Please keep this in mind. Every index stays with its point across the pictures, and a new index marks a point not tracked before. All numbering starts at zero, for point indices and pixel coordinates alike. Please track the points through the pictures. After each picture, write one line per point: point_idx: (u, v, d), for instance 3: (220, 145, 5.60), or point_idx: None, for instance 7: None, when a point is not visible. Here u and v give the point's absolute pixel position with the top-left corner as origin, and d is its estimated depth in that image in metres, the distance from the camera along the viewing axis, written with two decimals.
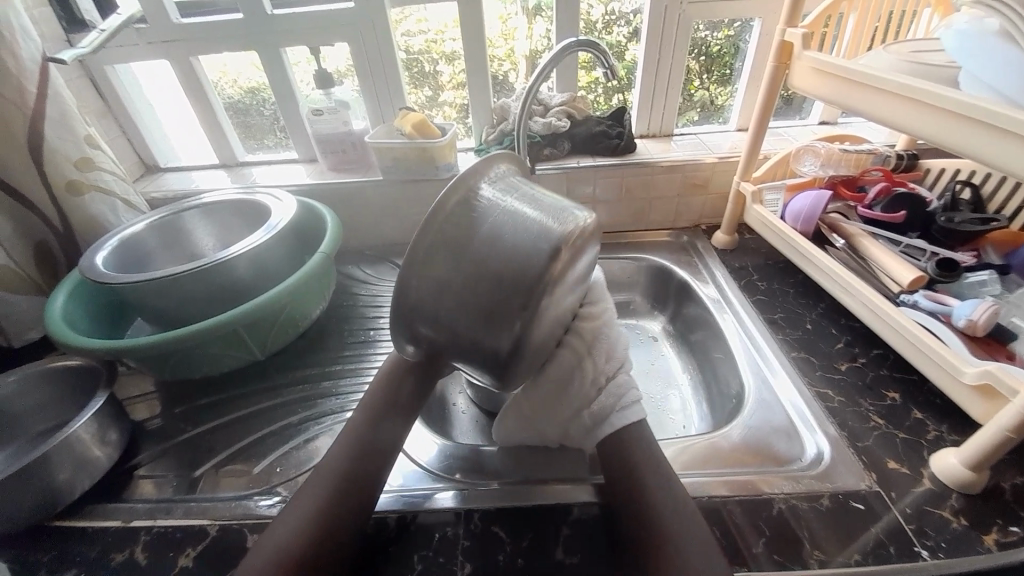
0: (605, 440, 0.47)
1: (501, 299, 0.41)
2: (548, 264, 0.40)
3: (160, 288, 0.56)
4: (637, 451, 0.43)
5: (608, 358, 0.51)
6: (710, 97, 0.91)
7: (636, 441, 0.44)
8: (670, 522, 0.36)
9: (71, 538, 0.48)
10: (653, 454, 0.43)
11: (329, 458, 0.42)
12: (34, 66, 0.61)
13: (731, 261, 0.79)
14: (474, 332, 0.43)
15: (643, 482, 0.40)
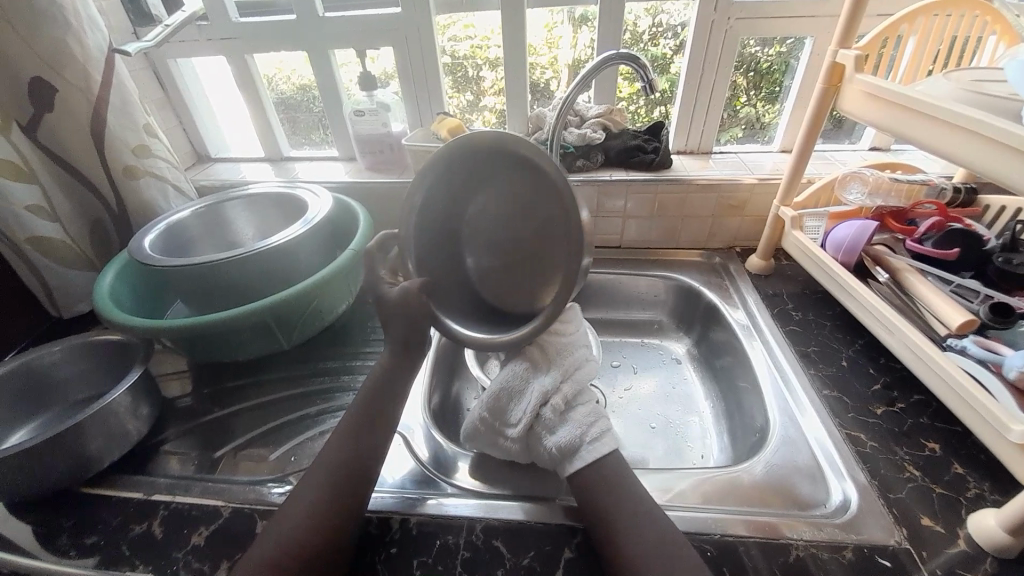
0: (607, 460, 0.47)
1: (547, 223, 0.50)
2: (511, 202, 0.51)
3: (198, 274, 0.58)
4: (615, 483, 0.45)
5: (565, 378, 0.52)
6: (757, 115, 0.88)
7: (613, 469, 0.46)
8: (634, 551, 0.39)
9: (96, 505, 0.51)
10: (624, 479, 0.45)
11: (322, 465, 0.44)
12: (100, 56, 0.65)
13: (764, 287, 0.76)
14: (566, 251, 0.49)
15: (616, 514, 0.42)
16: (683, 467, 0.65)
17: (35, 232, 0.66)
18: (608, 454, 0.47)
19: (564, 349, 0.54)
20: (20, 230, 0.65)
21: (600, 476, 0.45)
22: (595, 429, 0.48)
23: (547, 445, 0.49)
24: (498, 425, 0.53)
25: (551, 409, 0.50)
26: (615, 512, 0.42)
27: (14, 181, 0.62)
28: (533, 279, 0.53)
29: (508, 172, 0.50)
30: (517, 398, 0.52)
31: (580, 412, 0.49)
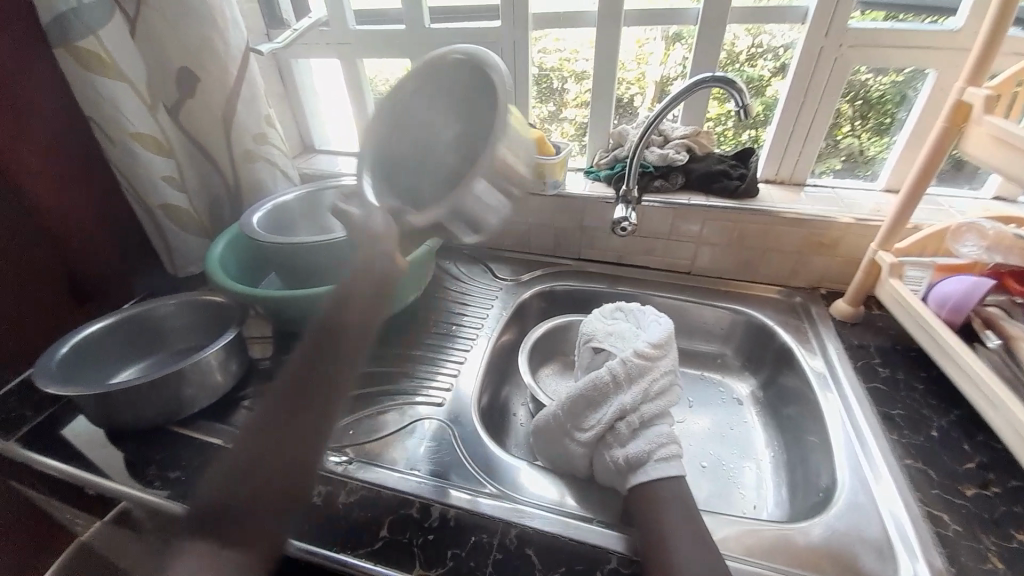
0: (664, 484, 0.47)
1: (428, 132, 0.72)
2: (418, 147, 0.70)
3: (292, 252, 0.65)
4: (669, 512, 0.45)
5: (642, 399, 0.53)
6: (861, 146, 0.82)
7: (666, 500, 0.46)
8: None
9: (184, 444, 0.58)
10: (678, 515, 0.44)
11: None
12: (238, 52, 0.74)
13: (848, 336, 0.70)
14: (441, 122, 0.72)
15: (664, 549, 0.42)
16: (731, 513, 0.61)
17: (167, 201, 0.77)
18: (672, 478, 0.48)
19: (643, 371, 0.55)
20: (156, 198, 0.76)
21: (658, 498, 0.46)
22: (664, 450, 0.49)
23: (613, 456, 0.51)
24: (570, 431, 0.56)
25: (626, 425, 0.52)
26: (670, 534, 0.43)
27: (156, 155, 0.73)
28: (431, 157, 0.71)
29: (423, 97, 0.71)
30: (593, 410, 0.55)
31: (654, 431, 0.51)
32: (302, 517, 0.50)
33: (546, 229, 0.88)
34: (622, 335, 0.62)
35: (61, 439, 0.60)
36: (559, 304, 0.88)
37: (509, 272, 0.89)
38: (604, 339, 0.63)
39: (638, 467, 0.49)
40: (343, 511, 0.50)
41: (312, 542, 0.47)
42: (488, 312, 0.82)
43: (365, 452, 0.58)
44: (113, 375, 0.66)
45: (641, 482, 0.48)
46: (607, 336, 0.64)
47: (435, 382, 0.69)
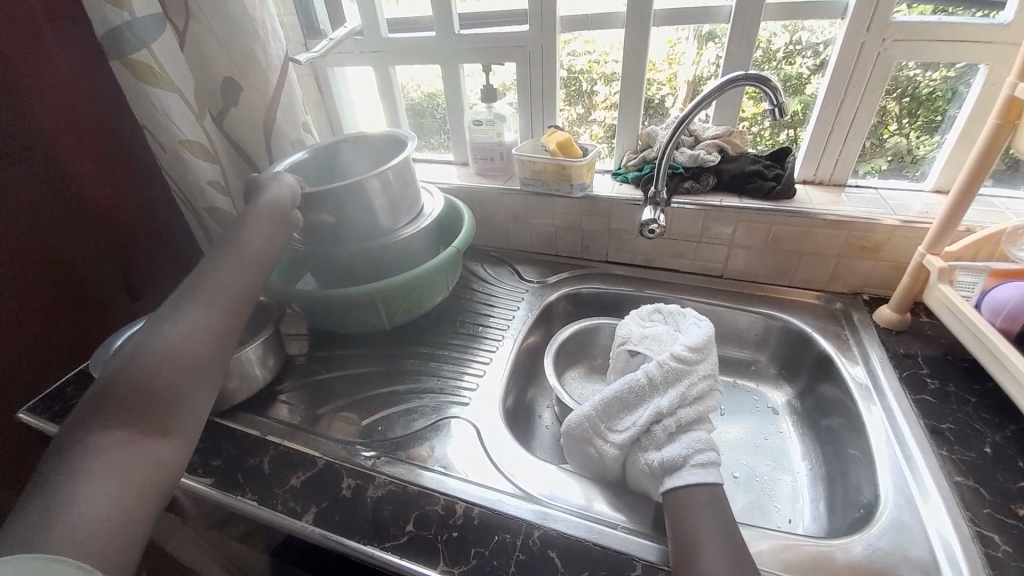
0: (690, 489, 0.46)
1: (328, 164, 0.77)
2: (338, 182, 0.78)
3: (327, 254, 0.68)
4: (697, 519, 0.44)
5: (681, 403, 0.52)
6: (909, 146, 0.78)
7: (692, 507, 0.45)
8: None
9: (224, 434, 0.61)
10: (707, 522, 0.43)
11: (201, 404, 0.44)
12: (277, 62, 0.77)
13: (893, 344, 0.66)
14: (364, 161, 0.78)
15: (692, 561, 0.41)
16: (762, 527, 0.59)
17: (212, 203, 0.81)
18: (710, 484, 0.47)
19: (681, 374, 0.54)
20: (202, 200, 0.80)
21: (690, 504, 0.45)
22: (702, 455, 0.48)
23: (646, 459, 0.51)
24: (603, 431, 0.55)
25: (662, 428, 0.51)
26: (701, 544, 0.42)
27: (204, 160, 0.77)
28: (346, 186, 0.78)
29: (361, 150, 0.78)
30: (627, 412, 0.55)
31: (691, 436, 0.50)
32: (331, 508, 0.51)
33: (573, 232, 0.88)
34: (663, 338, 0.62)
35: None
36: (585, 307, 0.87)
37: (536, 275, 0.90)
38: (640, 342, 0.63)
39: (674, 470, 0.48)
40: (370, 504, 0.52)
41: (339, 533, 0.49)
42: (514, 314, 0.82)
43: (394, 448, 0.59)
44: None
45: (676, 487, 0.47)
46: (643, 338, 0.63)
47: (462, 382, 0.69)
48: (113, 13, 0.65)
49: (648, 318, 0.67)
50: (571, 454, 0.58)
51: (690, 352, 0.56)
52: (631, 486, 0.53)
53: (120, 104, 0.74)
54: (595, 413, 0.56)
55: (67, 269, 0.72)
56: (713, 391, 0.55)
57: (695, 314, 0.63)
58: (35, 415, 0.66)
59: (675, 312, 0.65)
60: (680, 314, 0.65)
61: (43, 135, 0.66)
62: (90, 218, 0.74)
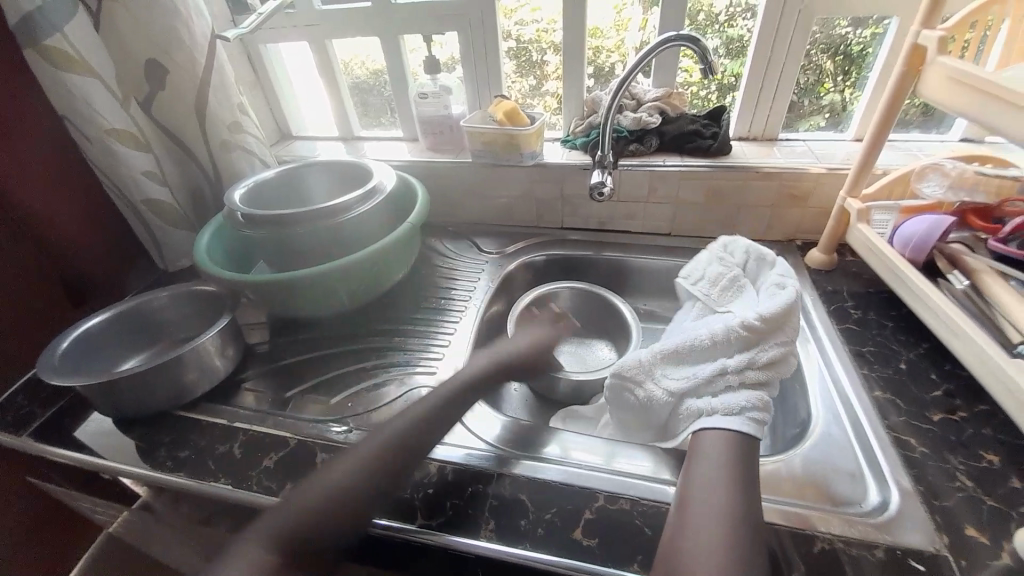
0: (716, 441, 0.46)
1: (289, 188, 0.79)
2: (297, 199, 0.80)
3: (278, 237, 0.66)
4: (707, 469, 0.44)
5: (750, 363, 0.51)
6: (843, 103, 0.83)
7: (705, 459, 0.45)
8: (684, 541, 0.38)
9: (188, 428, 0.60)
10: (716, 475, 0.43)
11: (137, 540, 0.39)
12: (203, 41, 0.73)
13: (824, 283, 0.72)
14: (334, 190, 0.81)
15: (690, 508, 0.41)
16: None
17: (150, 196, 0.77)
18: (747, 435, 0.46)
19: (752, 337, 0.53)
20: (139, 192, 0.76)
21: (707, 455, 0.45)
22: (759, 412, 0.47)
23: (696, 404, 0.51)
24: (658, 378, 0.55)
25: (724, 382, 0.51)
26: (694, 484, 0.43)
27: (135, 149, 0.74)
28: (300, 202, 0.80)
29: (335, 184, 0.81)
30: (688, 364, 0.55)
31: (752, 392, 0.49)
32: (308, 482, 0.53)
33: (527, 200, 0.89)
34: (730, 292, 0.61)
35: (65, 433, 0.62)
36: (545, 273, 0.90)
37: (494, 245, 0.91)
38: (720, 285, 0.61)
39: (727, 414, 0.48)
40: None
41: None
42: (475, 285, 0.83)
43: (365, 420, 0.60)
44: (117, 364, 0.68)
45: (705, 428, 0.48)
46: (725, 284, 0.61)
47: (428, 355, 0.71)
48: None
49: (750, 260, 0.63)
50: (607, 399, 0.58)
51: (765, 321, 0.52)
52: (672, 431, 0.53)
53: (36, 93, 0.69)
54: (648, 362, 0.56)
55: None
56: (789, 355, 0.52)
57: (786, 269, 0.59)
58: None
59: (763, 260, 0.62)
60: (769, 264, 0.61)
61: None
62: (11, 218, 0.68)
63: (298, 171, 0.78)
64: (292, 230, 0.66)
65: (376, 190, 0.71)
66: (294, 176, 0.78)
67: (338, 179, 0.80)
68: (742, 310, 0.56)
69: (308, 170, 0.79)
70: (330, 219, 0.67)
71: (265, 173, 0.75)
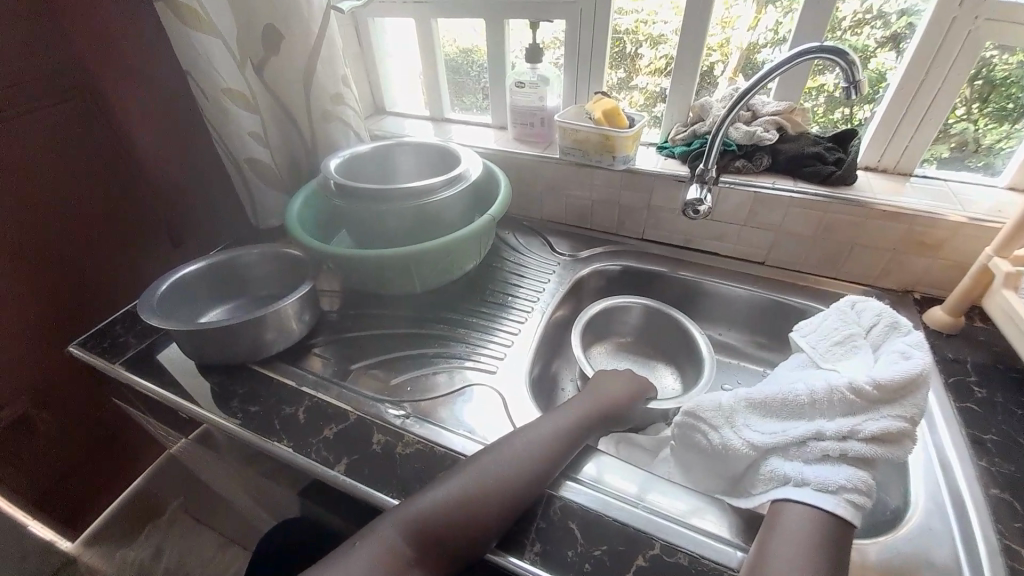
0: (794, 514, 0.43)
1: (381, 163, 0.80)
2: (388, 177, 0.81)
3: (366, 214, 0.68)
4: (779, 543, 0.41)
5: (849, 432, 0.45)
6: (976, 135, 0.71)
7: (779, 532, 0.42)
8: None
9: (260, 383, 0.64)
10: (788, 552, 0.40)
11: None
12: (320, 10, 0.74)
13: (942, 348, 0.63)
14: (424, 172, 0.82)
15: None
16: None
17: (252, 155, 0.81)
18: (840, 517, 0.42)
19: (858, 406, 0.46)
20: (243, 151, 0.81)
21: (781, 529, 0.42)
22: (855, 494, 0.42)
23: (781, 467, 0.46)
24: (738, 426, 0.50)
25: (818, 449, 0.45)
26: (777, 559, 0.40)
27: (244, 110, 0.77)
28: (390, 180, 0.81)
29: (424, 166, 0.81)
30: (777, 419, 0.49)
31: (853, 469, 0.43)
32: (363, 460, 0.54)
33: (610, 206, 0.85)
34: (842, 357, 0.54)
35: (155, 366, 0.67)
36: (617, 284, 0.86)
37: (568, 247, 0.88)
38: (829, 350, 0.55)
39: (819, 490, 0.43)
40: (400, 460, 0.54)
41: (369, 484, 0.51)
42: (545, 286, 0.81)
43: (422, 408, 0.61)
44: (204, 311, 0.72)
45: (789, 500, 0.44)
46: (835, 348, 0.55)
47: (488, 350, 0.70)
48: None
49: (881, 330, 0.54)
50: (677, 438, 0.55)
51: (879, 390, 0.46)
52: (745, 487, 0.49)
53: (164, 46, 0.73)
54: (730, 406, 0.52)
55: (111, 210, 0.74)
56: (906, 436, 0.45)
57: (920, 342, 0.50)
58: (86, 350, 0.70)
59: (896, 327, 0.53)
60: (902, 333, 0.52)
61: (82, 74, 0.66)
62: (132, 161, 0.74)
63: (392, 148, 0.79)
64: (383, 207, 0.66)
65: (465, 177, 0.71)
66: (387, 153, 0.79)
67: (428, 161, 0.80)
68: (853, 372, 0.49)
69: (401, 149, 0.80)
70: (417, 201, 0.67)
71: (359, 148, 0.76)
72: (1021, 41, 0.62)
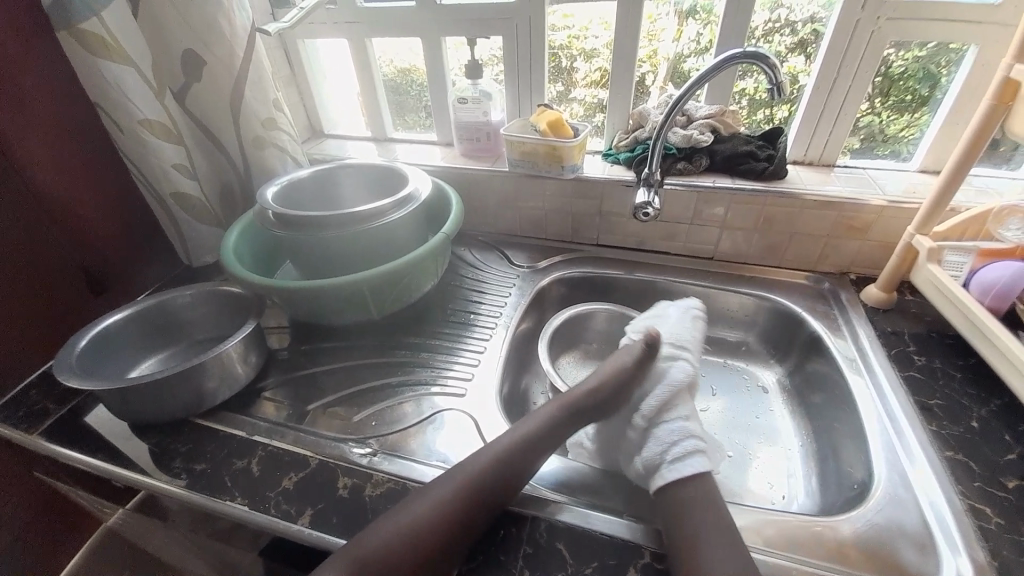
0: (694, 483, 0.46)
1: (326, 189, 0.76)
2: (335, 201, 0.78)
3: (310, 243, 0.64)
4: (693, 514, 0.44)
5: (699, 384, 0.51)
6: (881, 126, 0.78)
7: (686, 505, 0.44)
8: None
9: (206, 437, 0.58)
10: (709, 521, 0.43)
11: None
12: (244, 33, 0.70)
13: (882, 323, 0.68)
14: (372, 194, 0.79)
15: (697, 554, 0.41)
16: (757, 504, 0.60)
17: (179, 189, 0.75)
18: (702, 475, 0.46)
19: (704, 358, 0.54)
20: (168, 185, 0.74)
21: (689, 500, 0.45)
22: None
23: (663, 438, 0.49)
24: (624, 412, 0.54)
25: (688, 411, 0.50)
26: (698, 528, 0.42)
27: (166, 142, 0.71)
28: (333, 205, 0.78)
29: (371, 188, 0.78)
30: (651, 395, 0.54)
31: (674, 423, 0.50)
32: (330, 508, 0.49)
33: (564, 214, 0.86)
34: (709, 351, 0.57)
35: (79, 431, 0.59)
36: (577, 291, 0.86)
37: (525, 259, 0.87)
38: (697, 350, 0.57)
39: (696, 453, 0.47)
40: (370, 502, 0.50)
41: (339, 533, 0.47)
42: (506, 299, 0.80)
43: (389, 442, 0.57)
44: (135, 364, 0.65)
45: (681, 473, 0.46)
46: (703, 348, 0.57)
47: (454, 372, 0.67)
48: None
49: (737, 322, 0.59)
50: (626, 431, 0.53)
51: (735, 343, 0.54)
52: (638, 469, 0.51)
53: (67, 78, 0.67)
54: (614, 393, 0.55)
55: (15, 262, 0.65)
56: (677, 359, 0.56)
57: None
58: None
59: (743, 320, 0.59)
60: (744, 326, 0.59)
61: None
62: (39, 208, 0.66)
63: (332, 170, 0.76)
64: (326, 236, 0.63)
65: (413, 197, 0.69)
66: (326, 175, 0.76)
67: (375, 183, 0.78)
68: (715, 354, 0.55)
69: (343, 170, 0.76)
70: (365, 227, 0.64)
71: (297, 172, 0.72)
72: (914, 39, 0.69)
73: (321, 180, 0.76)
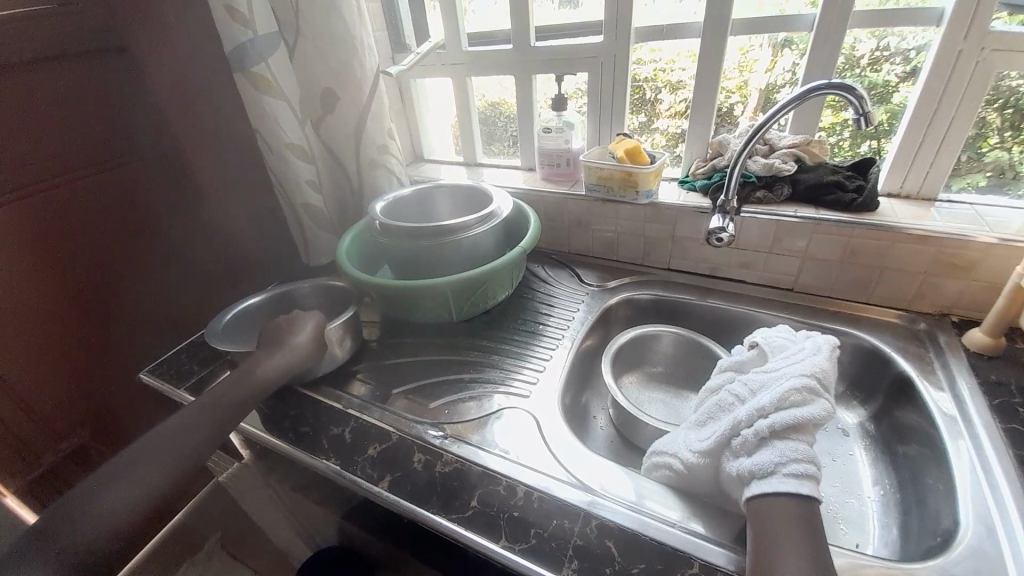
0: (782, 497, 0.43)
1: (426, 205, 0.88)
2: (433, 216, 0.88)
3: (408, 247, 0.73)
4: (779, 527, 0.41)
5: (753, 406, 0.49)
6: (1011, 160, 0.72)
7: (772, 520, 0.42)
8: None
9: (309, 406, 0.68)
10: (796, 536, 0.40)
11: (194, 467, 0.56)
12: (370, 73, 0.85)
13: (985, 371, 0.62)
14: (464, 210, 0.88)
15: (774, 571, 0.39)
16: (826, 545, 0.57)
17: (306, 200, 0.91)
18: (801, 496, 0.43)
19: (764, 383, 0.52)
20: (299, 197, 0.90)
21: (775, 514, 0.42)
22: (794, 465, 0.44)
23: (734, 465, 0.48)
24: (688, 441, 0.55)
25: (747, 434, 0.48)
26: (779, 546, 0.40)
27: (302, 161, 0.87)
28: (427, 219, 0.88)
29: (459, 207, 0.88)
30: (712, 425, 0.54)
31: (786, 444, 0.45)
32: (405, 477, 0.56)
33: (636, 238, 0.89)
34: (767, 375, 0.53)
35: None
36: (645, 313, 0.88)
37: (595, 278, 0.91)
38: (753, 374, 0.55)
39: (768, 476, 0.45)
40: (437, 478, 0.56)
41: (412, 500, 0.54)
42: (574, 315, 0.84)
43: (459, 430, 0.63)
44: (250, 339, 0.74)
45: (760, 492, 0.45)
46: (759, 373, 0.54)
47: (522, 375, 0.73)
48: (240, 32, 0.75)
49: (794, 348, 0.55)
50: (691, 454, 0.53)
51: (791, 374, 0.50)
52: (723, 490, 0.51)
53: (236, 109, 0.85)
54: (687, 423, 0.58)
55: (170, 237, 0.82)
56: (812, 398, 0.48)
57: (813, 353, 0.53)
58: (154, 377, 0.76)
59: (803, 348, 0.54)
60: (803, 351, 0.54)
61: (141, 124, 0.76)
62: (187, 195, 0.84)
63: (428, 190, 0.87)
64: (423, 244, 0.72)
65: (496, 214, 0.77)
66: (424, 193, 0.87)
67: (464, 201, 0.87)
68: (772, 376, 0.52)
69: (438, 190, 0.87)
70: (454, 238, 0.73)
71: (401, 189, 0.83)
72: None
73: (421, 197, 0.87)
